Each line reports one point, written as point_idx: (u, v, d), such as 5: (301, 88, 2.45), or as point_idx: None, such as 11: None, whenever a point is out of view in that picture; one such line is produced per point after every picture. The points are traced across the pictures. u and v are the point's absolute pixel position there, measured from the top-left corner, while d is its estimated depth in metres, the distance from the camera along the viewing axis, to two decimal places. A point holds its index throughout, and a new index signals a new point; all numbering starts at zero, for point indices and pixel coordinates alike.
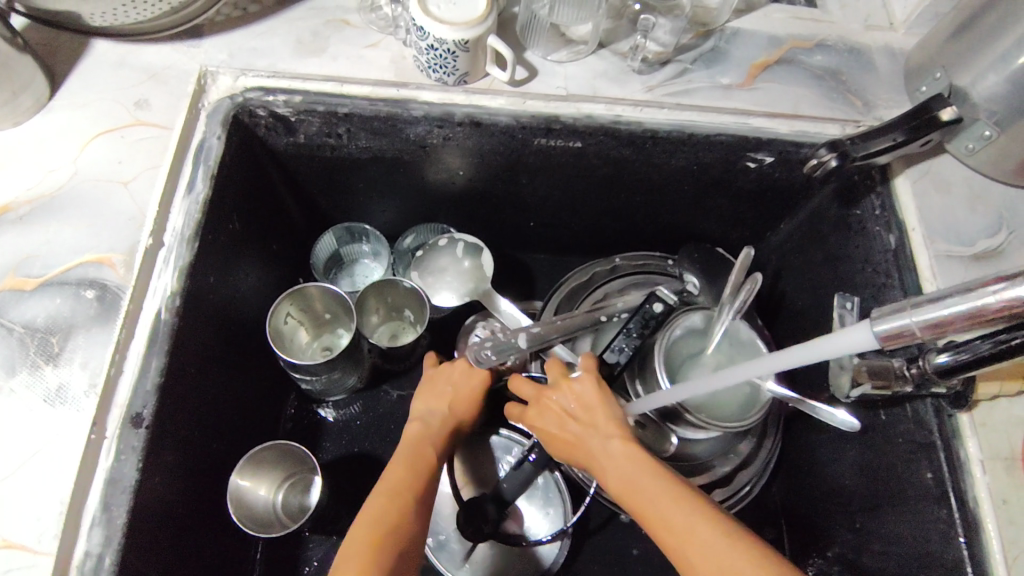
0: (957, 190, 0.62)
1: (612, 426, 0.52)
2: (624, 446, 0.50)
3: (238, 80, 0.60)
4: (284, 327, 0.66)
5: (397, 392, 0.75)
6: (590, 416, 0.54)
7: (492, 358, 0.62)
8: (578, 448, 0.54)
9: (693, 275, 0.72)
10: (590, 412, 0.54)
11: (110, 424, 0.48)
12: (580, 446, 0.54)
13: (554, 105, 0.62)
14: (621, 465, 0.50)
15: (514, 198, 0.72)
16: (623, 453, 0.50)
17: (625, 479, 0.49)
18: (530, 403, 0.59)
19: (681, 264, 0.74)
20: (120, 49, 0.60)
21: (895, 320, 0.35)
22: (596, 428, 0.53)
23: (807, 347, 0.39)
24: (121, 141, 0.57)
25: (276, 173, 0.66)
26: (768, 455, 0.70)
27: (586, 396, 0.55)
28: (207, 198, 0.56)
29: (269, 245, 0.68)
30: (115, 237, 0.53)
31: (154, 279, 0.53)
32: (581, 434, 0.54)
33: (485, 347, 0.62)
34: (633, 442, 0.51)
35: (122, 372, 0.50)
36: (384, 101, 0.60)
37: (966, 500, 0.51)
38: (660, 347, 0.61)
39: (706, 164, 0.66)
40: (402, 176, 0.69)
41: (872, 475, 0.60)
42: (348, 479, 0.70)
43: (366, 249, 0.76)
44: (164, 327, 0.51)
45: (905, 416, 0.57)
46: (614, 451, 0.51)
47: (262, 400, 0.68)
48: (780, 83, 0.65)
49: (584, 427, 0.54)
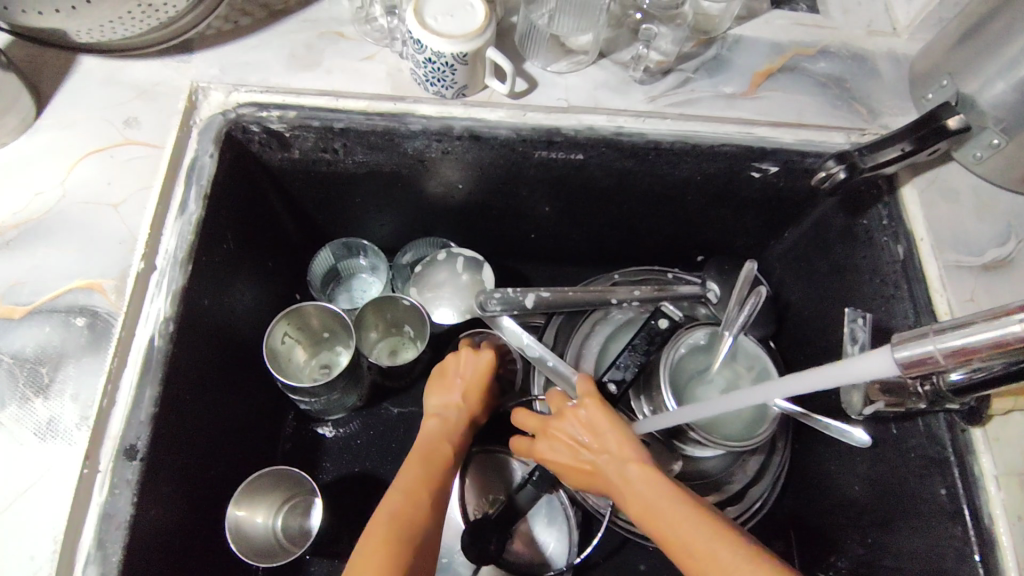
0: (964, 199, 0.61)
1: (625, 450, 0.51)
2: (640, 471, 0.49)
3: (230, 95, 0.58)
4: (280, 347, 0.64)
5: (397, 408, 0.73)
6: (602, 441, 0.53)
7: (496, 311, 0.64)
8: (596, 475, 0.53)
9: (715, 284, 0.73)
10: (599, 438, 0.53)
11: (103, 457, 0.47)
12: (598, 473, 0.53)
13: (555, 117, 0.60)
14: (638, 490, 0.49)
15: (513, 210, 0.70)
16: (639, 477, 0.49)
17: (643, 504, 0.48)
18: (539, 436, 0.58)
19: (705, 272, 0.75)
20: (108, 66, 0.59)
21: (918, 347, 0.34)
22: (611, 454, 0.52)
23: (816, 375, 0.39)
24: (111, 161, 0.55)
25: (270, 188, 0.64)
26: (778, 468, 0.69)
27: (594, 421, 0.54)
28: (201, 218, 0.54)
29: (264, 262, 0.67)
30: (106, 262, 0.52)
31: (146, 304, 0.51)
32: (596, 461, 0.53)
33: (492, 297, 0.64)
34: (650, 465, 0.50)
35: (114, 403, 0.48)
36: (381, 115, 0.59)
37: (981, 517, 0.50)
38: (664, 364, 0.61)
39: (710, 175, 0.65)
40: (400, 190, 0.68)
41: (883, 489, 0.59)
42: (349, 500, 0.69)
43: (364, 264, 0.75)
44: (158, 355, 0.50)
45: (917, 430, 0.56)
46: (631, 477, 0.50)
47: (259, 422, 0.66)
48: (783, 91, 0.64)
49: (597, 454, 0.53)
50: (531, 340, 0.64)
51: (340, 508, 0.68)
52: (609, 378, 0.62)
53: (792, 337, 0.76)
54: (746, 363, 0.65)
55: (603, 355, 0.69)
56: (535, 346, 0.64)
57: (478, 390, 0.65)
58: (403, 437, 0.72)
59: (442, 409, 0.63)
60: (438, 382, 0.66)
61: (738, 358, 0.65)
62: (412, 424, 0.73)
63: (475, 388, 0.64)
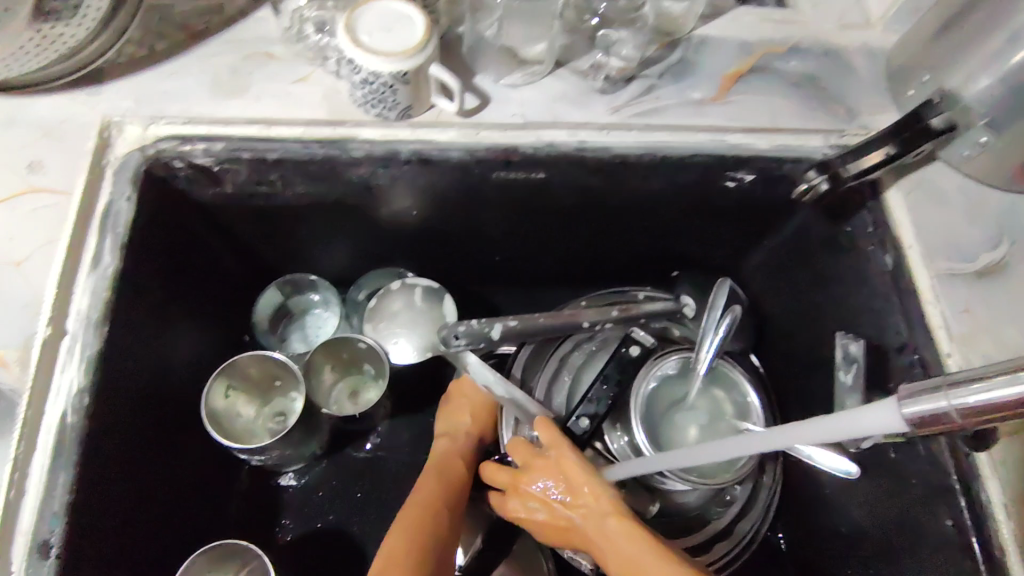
0: (950, 200, 0.58)
1: (604, 502, 0.49)
2: (619, 525, 0.47)
3: (149, 129, 0.52)
4: (222, 406, 0.58)
5: (362, 453, 0.68)
6: (578, 495, 0.50)
7: (462, 346, 0.59)
8: (574, 532, 0.51)
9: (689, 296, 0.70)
10: (576, 491, 0.51)
11: (15, 557, 0.41)
12: (576, 530, 0.51)
13: (512, 135, 0.56)
14: (620, 546, 0.47)
15: (473, 234, 0.65)
16: (618, 531, 0.47)
17: (627, 562, 0.46)
18: (509, 492, 0.56)
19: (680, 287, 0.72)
20: (9, 105, 0.52)
21: (928, 403, 0.29)
22: (589, 508, 0.50)
23: (794, 427, 0.37)
24: (13, 214, 0.49)
25: (207, 231, 0.58)
26: (768, 496, 0.63)
27: (568, 473, 0.51)
28: (118, 271, 0.48)
29: (202, 308, 0.61)
30: (9, 329, 0.46)
31: (56, 375, 0.45)
32: (574, 517, 0.51)
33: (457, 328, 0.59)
34: (628, 516, 0.48)
35: (24, 494, 0.42)
36: (319, 143, 0.54)
37: (993, 549, 0.47)
38: (636, 402, 0.57)
39: (683, 187, 0.60)
40: (347, 221, 0.62)
41: (885, 516, 0.55)
42: (313, 559, 0.63)
43: (318, 299, 0.69)
44: (72, 434, 0.44)
45: (918, 455, 0.52)
46: (612, 532, 0.48)
47: (208, 485, 0.60)
48: (755, 94, 0.60)
49: (574, 505, 0.51)
50: (499, 379, 0.61)
51: (304, 568, 0.63)
52: (580, 412, 0.59)
53: (775, 352, 0.72)
54: (723, 389, 0.62)
55: (575, 388, 0.63)
56: (502, 386, 0.61)
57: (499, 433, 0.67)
58: (367, 487, 0.67)
59: (453, 431, 0.64)
60: (446, 410, 0.66)
61: (716, 384, 0.63)
62: (378, 470, 0.67)
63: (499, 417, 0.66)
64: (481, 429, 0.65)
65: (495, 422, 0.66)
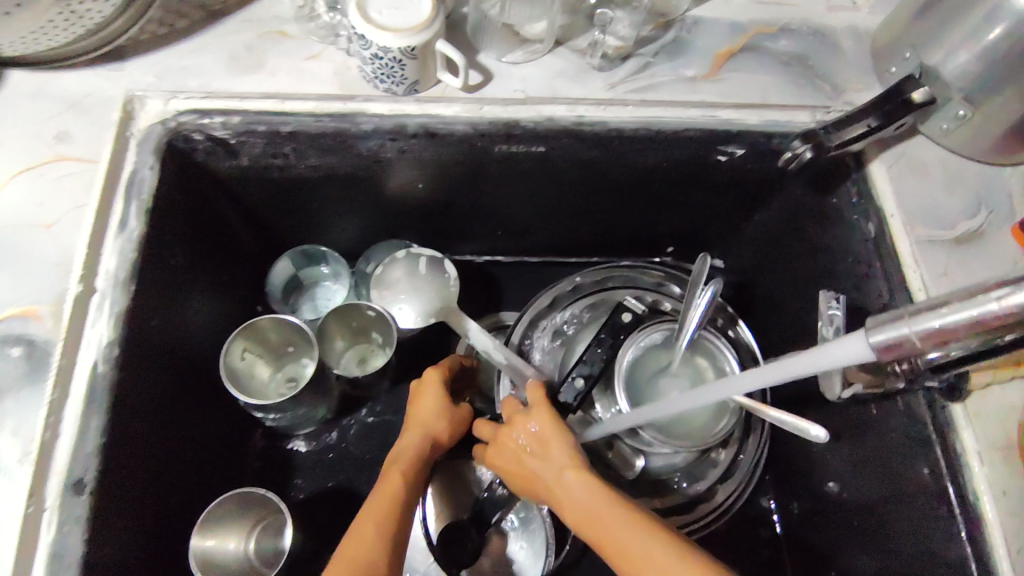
0: (931, 172, 0.61)
1: (566, 456, 0.52)
2: (576, 476, 0.50)
3: (169, 103, 0.55)
4: (240, 365, 0.61)
5: (370, 419, 0.71)
6: (545, 448, 0.53)
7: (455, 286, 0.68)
8: (535, 482, 0.54)
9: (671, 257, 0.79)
10: (544, 445, 0.54)
11: (49, 494, 0.44)
12: (537, 481, 0.54)
13: (513, 109, 0.58)
14: (575, 494, 0.49)
15: (476, 208, 0.68)
16: (576, 483, 0.50)
17: (580, 507, 0.49)
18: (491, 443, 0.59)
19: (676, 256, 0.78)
20: (37, 79, 0.55)
21: (892, 330, 0.32)
22: (551, 460, 0.53)
23: (769, 367, 0.40)
24: (43, 180, 0.52)
25: (222, 202, 0.61)
26: (750, 466, 0.65)
27: (541, 429, 0.54)
28: (142, 235, 0.51)
29: (218, 277, 0.63)
30: (41, 286, 0.48)
31: (87, 328, 0.48)
32: (536, 469, 0.54)
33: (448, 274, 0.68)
34: (587, 471, 0.50)
35: (58, 437, 0.45)
36: (331, 116, 0.56)
37: (966, 497, 0.50)
38: (619, 373, 0.61)
39: (677, 162, 0.63)
40: (356, 194, 0.65)
41: (869, 470, 0.58)
42: (323, 516, 0.66)
43: (327, 272, 0.72)
44: (103, 382, 0.47)
45: (897, 409, 0.55)
46: (569, 482, 0.50)
47: (224, 446, 0.63)
48: (745, 72, 0.63)
49: (540, 461, 0.53)
50: (496, 345, 0.64)
51: (315, 526, 0.66)
52: (575, 373, 0.62)
53: (764, 323, 0.75)
54: (707, 357, 0.64)
55: (568, 356, 0.66)
56: (501, 351, 0.64)
57: (467, 416, 0.63)
58: (375, 449, 0.70)
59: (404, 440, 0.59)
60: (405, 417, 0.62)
61: (700, 353, 0.64)
62: (385, 434, 0.70)
63: (455, 418, 0.61)
64: (434, 432, 0.59)
65: (452, 424, 0.61)
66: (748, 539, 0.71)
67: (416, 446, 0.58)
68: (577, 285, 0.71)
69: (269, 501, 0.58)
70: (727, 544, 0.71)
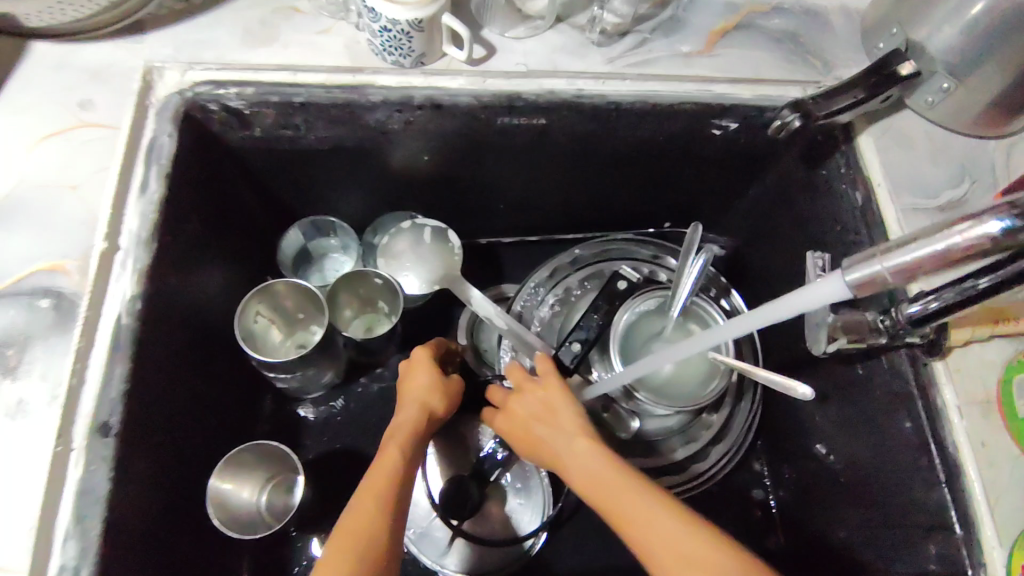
0: (917, 144, 0.63)
1: (576, 425, 0.53)
2: (586, 443, 0.51)
3: (186, 74, 0.58)
4: (256, 328, 0.65)
5: (377, 385, 0.74)
6: (555, 415, 0.54)
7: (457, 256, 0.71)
8: (543, 448, 0.55)
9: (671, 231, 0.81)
10: (554, 412, 0.54)
11: (76, 435, 0.46)
12: (545, 446, 0.55)
13: (515, 82, 0.61)
14: (584, 461, 0.50)
15: (479, 181, 0.71)
16: (586, 451, 0.50)
17: (588, 474, 0.49)
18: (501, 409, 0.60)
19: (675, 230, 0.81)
20: (60, 50, 0.58)
21: (866, 268, 0.35)
22: (560, 426, 0.53)
23: (749, 316, 0.43)
24: (68, 144, 0.54)
25: (236, 171, 0.64)
26: (737, 442, 0.69)
27: (551, 398, 0.55)
28: (162, 198, 0.54)
29: (232, 245, 0.66)
30: (68, 243, 0.51)
31: (111, 283, 0.50)
32: (545, 435, 0.54)
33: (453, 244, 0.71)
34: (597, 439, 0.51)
35: (84, 382, 0.48)
36: (341, 88, 0.59)
37: (945, 446, 0.52)
38: (613, 336, 0.63)
39: (672, 135, 0.66)
40: (364, 166, 0.67)
41: (854, 428, 0.61)
42: (331, 474, 0.69)
43: (335, 243, 0.75)
44: (127, 333, 0.49)
45: (881, 368, 0.57)
46: (578, 449, 0.51)
47: (237, 406, 0.66)
48: (739, 48, 0.65)
49: (550, 427, 0.54)
50: (496, 311, 0.66)
51: (324, 483, 0.68)
52: (572, 337, 0.65)
53: (757, 295, 0.77)
54: (699, 324, 0.66)
55: (566, 323, 0.69)
56: (502, 317, 0.67)
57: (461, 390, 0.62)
58: (381, 413, 0.73)
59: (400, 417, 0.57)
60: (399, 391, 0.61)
61: (692, 319, 0.66)
62: (391, 399, 0.73)
63: (449, 391, 0.60)
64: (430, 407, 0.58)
65: (446, 397, 0.60)
66: (739, 501, 0.74)
67: (414, 420, 0.56)
68: (576, 257, 0.74)
69: (287, 460, 0.62)
70: (719, 505, 0.74)
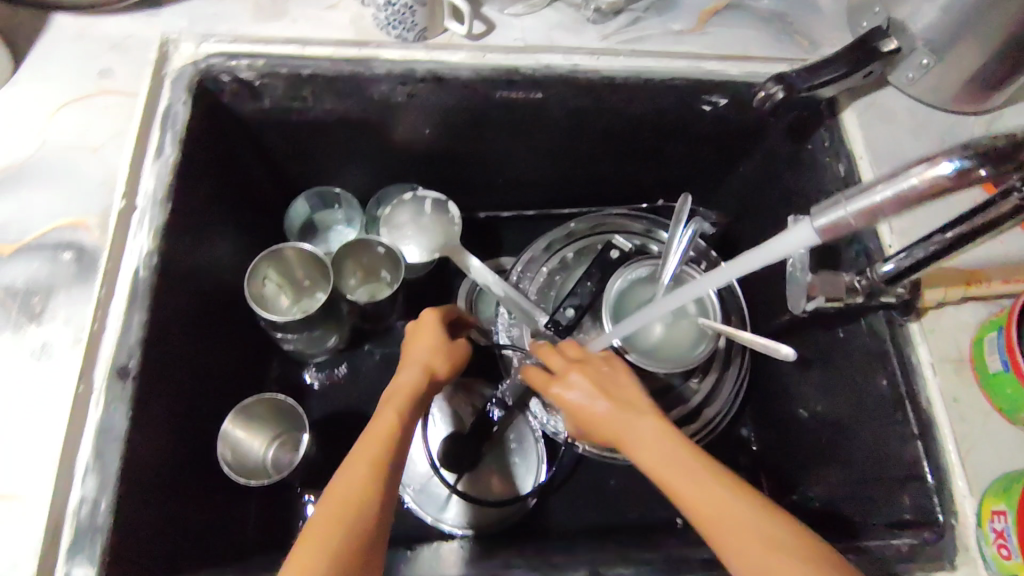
0: (900, 119, 0.65)
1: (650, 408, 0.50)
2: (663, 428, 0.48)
3: (200, 46, 0.60)
4: (265, 291, 0.68)
5: (379, 351, 0.77)
6: (624, 395, 0.51)
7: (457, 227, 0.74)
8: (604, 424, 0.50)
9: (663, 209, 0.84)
10: (622, 391, 0.51)
11: (97, 378, 0.49)
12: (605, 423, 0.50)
13: (514, 57, 0.64)
14: (661, 445, 0.47)
15: (479, 155, 0.74)
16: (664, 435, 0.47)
17: (664, 459, 0.46)
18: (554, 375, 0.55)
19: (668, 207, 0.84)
20: (81, 22, 0.61)
21: (831, 213, 0.38)
22: (630, 405, 0.50)
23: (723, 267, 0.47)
24: (88, 110, 0.58)
25: (246, 142, 0.67)
26: (727, 407, 0.72)
27: (617, 378, 0.52)
28: (177, 161, 0.57)
29: (242, 212, 0.69)
30: (89, 201, 0.54)
31: (130, 239, 0.54)
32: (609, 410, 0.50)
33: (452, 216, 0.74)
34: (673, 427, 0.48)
35: (105, 330, 0.51)
36: (347, 61, 0.62)
37: (919, 401, 0.55)
38: (606, 302, 0.66)
39: (664, 110, 0.68)
40: (369, 140, 0.70)
41: (835, 390, 0.64)
42: (334, 434, 0.72)
43: (341, 216, 0.78)
44: (144, 285, 0.52)
45: (861, 330, 0.60)
46: (651, 432, 0.48)
47: (245, 367, 0.69)
48: (729, 27, 0.68)
49: (619, 403, 0.50)
50: (496, 278, 0.69)
51: (327, 442, 0.71)
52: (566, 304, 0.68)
53: None
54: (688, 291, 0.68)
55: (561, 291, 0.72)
56: (500, 284, 0.70)
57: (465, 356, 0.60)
58: (383, 377, 0.76)
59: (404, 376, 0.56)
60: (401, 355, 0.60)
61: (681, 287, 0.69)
62: (392, 365, 0.76)
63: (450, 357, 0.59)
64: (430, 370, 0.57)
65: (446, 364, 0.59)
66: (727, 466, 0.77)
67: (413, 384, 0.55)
68: (571, 231, 0.76)
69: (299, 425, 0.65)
70: None
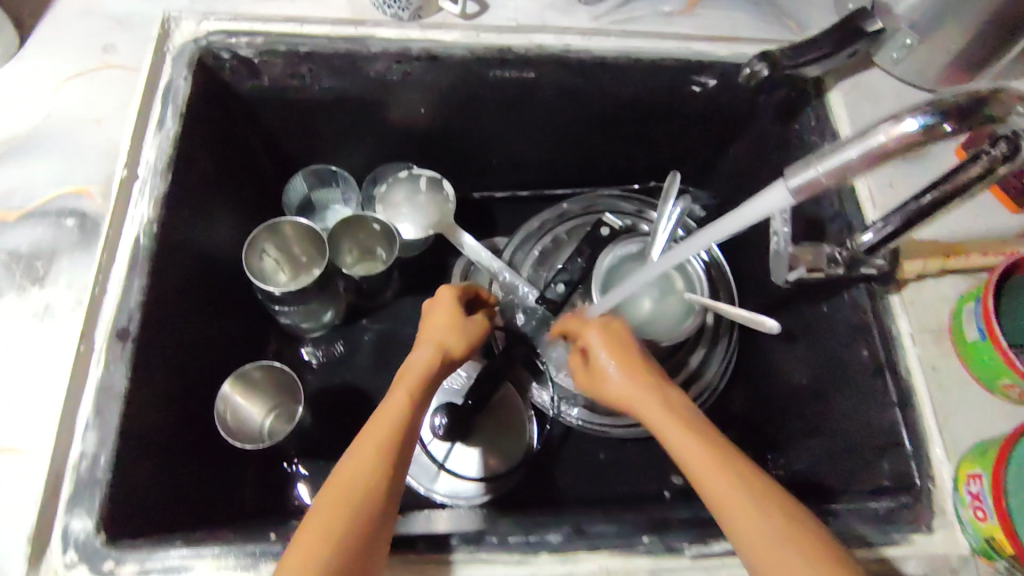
0: (885, 99, 0.67)
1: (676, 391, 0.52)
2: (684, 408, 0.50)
3: (201, 24, 0.62)
4: (263, 266, 0.69)
5: (374, 327, 0.78)
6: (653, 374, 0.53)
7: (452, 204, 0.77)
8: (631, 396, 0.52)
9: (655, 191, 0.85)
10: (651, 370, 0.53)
11: (98, 338, 0.51)
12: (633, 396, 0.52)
13: (506, 37, 0.65)
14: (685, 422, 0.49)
15: (473, 135, 0.75)
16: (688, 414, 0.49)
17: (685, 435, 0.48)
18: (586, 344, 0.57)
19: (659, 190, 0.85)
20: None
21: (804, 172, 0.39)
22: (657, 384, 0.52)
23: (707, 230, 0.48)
24: (92, 84, 0.59)
25: (246, 119, 0.68)
26: (713, 386, 0.73)
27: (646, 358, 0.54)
28: (177, 134, 0.58)
29: (241, 189, 0.71)
30: (91, 170, 0.56)
31: (131, 208, 0.55)
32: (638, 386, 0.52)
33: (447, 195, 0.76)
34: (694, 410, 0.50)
35: (106, 293, 0.53)
36: (343, 39, 0.63)
37: (899, 370, 0.56)
38: (596, 275, 0.66)
39: (654, 90, 0.70)
40: (365, 119, 0.72)
41: (819, 363, 0.65)
42: (329, 407, 0.73)
43: (338, 195, 0.80)
44: (144, 251, 0.54)
45: (843, 303, 0.61)
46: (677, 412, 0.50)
47: (243, 339, 0.71)
48: (718, 9, 0.70)
49: (648, 380, 0.52)
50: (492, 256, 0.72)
51: (322, 414, 0.73)
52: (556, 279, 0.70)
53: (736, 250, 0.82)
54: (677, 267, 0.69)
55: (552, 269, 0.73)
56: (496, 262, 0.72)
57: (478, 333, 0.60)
58: (378, 352, 0.77)
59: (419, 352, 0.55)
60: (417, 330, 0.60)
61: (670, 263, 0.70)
62: (387, 341, 0.78)
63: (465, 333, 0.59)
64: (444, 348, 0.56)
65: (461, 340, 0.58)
66: None
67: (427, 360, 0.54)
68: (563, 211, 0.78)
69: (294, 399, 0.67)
70: None
